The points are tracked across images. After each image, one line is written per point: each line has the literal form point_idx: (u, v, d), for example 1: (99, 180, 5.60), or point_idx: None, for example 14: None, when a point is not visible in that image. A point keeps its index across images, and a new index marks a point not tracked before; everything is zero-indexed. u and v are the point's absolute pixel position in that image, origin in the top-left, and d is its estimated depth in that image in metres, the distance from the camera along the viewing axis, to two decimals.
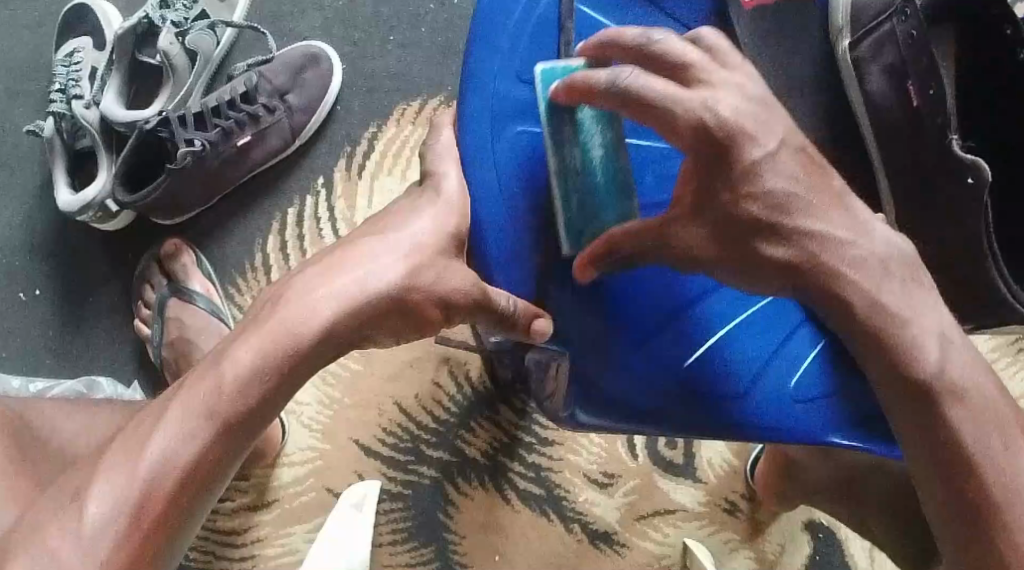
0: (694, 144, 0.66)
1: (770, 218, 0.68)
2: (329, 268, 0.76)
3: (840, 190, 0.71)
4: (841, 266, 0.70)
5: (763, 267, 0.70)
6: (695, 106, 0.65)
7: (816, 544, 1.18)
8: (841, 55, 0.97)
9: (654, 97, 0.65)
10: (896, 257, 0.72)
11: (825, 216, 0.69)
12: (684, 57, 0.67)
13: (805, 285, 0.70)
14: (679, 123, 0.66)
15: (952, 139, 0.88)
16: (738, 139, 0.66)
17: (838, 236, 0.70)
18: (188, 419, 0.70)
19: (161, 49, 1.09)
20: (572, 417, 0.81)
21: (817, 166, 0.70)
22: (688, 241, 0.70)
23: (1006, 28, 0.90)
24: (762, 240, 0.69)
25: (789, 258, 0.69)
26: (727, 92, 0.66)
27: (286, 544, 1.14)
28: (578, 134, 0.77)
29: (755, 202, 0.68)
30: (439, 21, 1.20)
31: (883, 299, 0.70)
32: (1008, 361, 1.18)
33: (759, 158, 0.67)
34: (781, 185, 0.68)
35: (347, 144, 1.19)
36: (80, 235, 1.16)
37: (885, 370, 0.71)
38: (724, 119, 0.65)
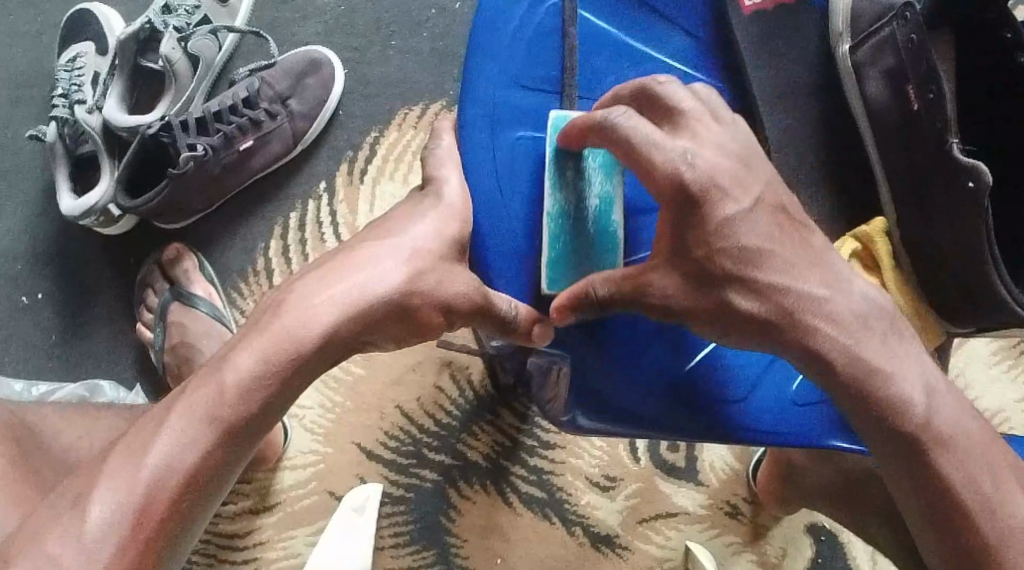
0: (666, 190, 0.70)
1: (743, 273, 0.70)
2: (331, 272, 0.76)
3: (820, 247, 0.72)
4: (815, 321, 0.71)
5: (738, 322, 0.71)
6: (673, 156, 0.69)
7: (818, 547, 1.17)
8: (842, 60, 0.98)
9: (636, 140, 0.70)
10: (877, 312, 0.72)
11: (796, 272, 0.71)
12: (680, 105, 0.72)
13: (781, 341, 0.71)
14: (655, 169, 0.70)
15: (952, 142, 0.86)
16: (713, 192, 0.69)
17: (813, 294, 0.71)
18: (190, 425, 0.70)
19: (163, 55, 1.10)
20: (571, 420, 0.82)
21: (794, 222, 0.72)
22: (663, 291, 0.72)
23: (1005, 32, 0.90)
24: (731, 291, 0.71)
25: (758, 313, 0.70)
26: (704, 146, 0.71)
27: (287, 547, 1.15)
28: (580, 180, 0.79)
29: (727, 258, 0.70)
30: (440, 26, 1.21)
31: (867, 340, 0.71)
32: (1011, 364, 1.18)
33: (732, 215, 0.70)
34: (753, 242, 0.70)
35: (348, 149, 1.19)
36: (83, 240, 1.16)
37: (853, 406, 0.71)
38: (698, 171, 0.69)
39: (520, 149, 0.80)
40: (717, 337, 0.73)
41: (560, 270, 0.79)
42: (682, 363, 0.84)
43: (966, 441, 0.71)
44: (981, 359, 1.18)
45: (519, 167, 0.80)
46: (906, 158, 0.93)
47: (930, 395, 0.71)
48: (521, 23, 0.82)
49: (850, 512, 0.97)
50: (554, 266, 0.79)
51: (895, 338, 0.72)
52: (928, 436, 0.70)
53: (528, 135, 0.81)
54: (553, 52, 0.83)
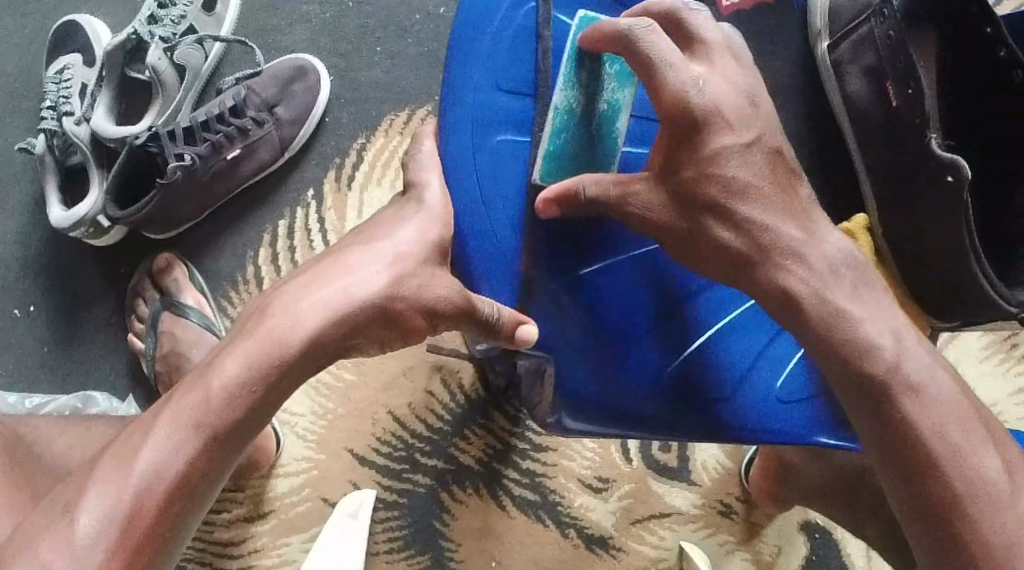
0: (668, 109, 0.71)
1: (725, 202, 0.72)
2: (315, 277, 0.76)
3: (806, 198, 0.73)
4: (785, 262, 0.71)
5: (704, 245, 0.73)
6: (684, 79, 0.70)
7: (813, 545, 1.18)
8: (821, 58, 0.96)
9: (654, 53, 0.70)
10: (848, 263, 0.72)
11: (778, 213, 0.72)
12: (704, 33, 0.73)
13: (744, 273, 0.72)
14: (664, 86, 0.70)
15: (930, 137, 0.87)
16: (710, 121, 0.71)
17: (790, 235, 0.72)
18: (177, 431, 0.71)
19: (150, 65, 1.10)
20: (558, 423, 0.82)
21: (788, 171, 0.73)
22: (644, 204, 0.74)
23: (986, 26, 0.90)
24: (712, 220, 0.72)
25: (734, 245, 0.72)
26: (719, 75, 0.72)
27: (282, 554, 1.15)
28: (594, 80, 0.80)
29: (714, 183, 0.71)
30: (425, 31, 1.21)
31: (838, 285, 0.71)
32: (1001, 358, 1.18)
33: (729, 146, 0.71)
34: (743, 175, 0.72)
35: (336, 156, 1.19)
36: (73, 251, 1.17)
37: (836, 375, 0.71)
38: (706, 97, 0.71)
39: (503, 152, 0.80)
40: (681, 255, 0.74)
41: (556, 166, 0.80)
42: (670, 362, 0.85)
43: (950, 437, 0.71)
44: (971, 353, 1.18)
45: (503, 171, 0.80)
46: (888, 156, 0.93)
47: (906, 352, 0.70)
48: (502, 22, 0.81)
49: (841, 507, 0.98)
50: (553, 160, 0.79)
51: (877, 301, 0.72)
52: (899, 385, 0.69)
53: (511, 138, 0.80)
54: (529, 56, 0.82)
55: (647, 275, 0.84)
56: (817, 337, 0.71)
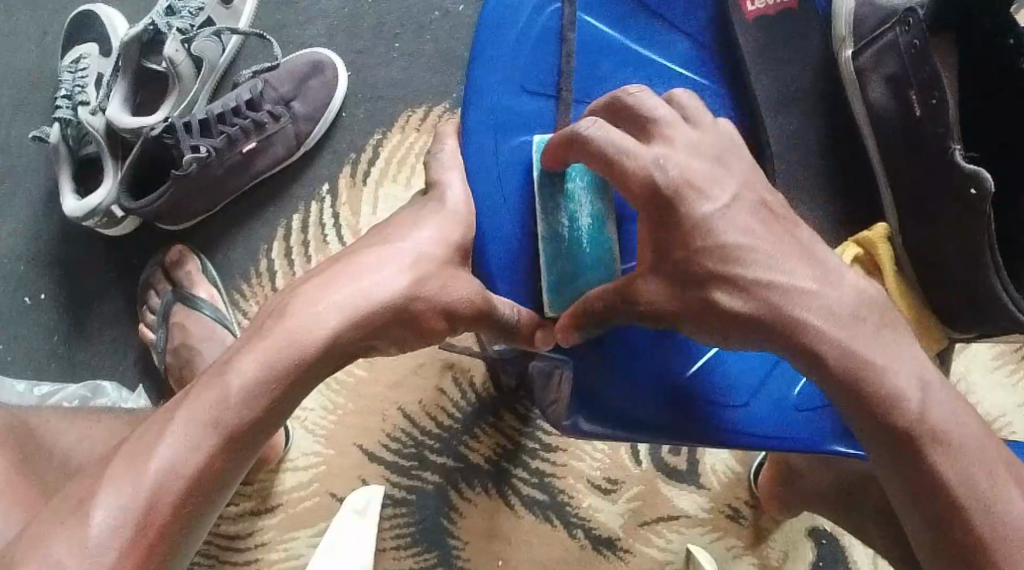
0: (638, 194, 0.69)
1: (722, 270, 0.68)
2: (334, 277, 0.76)
3: (807, 240, 0.69)
4: (804, 314, 0.67)
5: (721, 319, 0.69)
6: (647, 162, 0.69)
7: (819, 551, 1.17)
8: (845, 66, 0.96)
9: (608, 149, 0.69)
10: (866, 304, 0.68)
11: (785, 267, 0.68)
12: (653, 113, 0.72)
13: (765, 339, 0.68)
14: (629, 175, 0.69)
15: (954, 149, 0.87)
16: (683, 193, 0.68)
17: (801, 285, 0.68)
18: (193, 429, 0.70)
19: (167, 57, 1.09)
20: (573, 425, 0.82)
21: (780, 220, 0.69)
22: (651, 296, 0.71)
23: (1009, 38, 0.89)
24: (716, 289, 0.68)
25: (747, 310, 0.68)
26: (678, 150, 0.70)
27: (289, 548, 1.15)
28: (568, 203, 0.79)
29: (708, 257, 0.68)
30: (443, 29, 1.21)
31: (860, 332, 0.67)
32: (1013, 368, 1.18)
33: (709, 213, 0.68)
34: (736, 239, 0.68)
35: (351, 152, 1.19)
36: (86, 241, 1.17)
37: (865, 423, 0.68)
38: (672, 175, 0.68)
39: (525, 154, 0.81)
40: (713, 337, 0.70)
41: (561, 296, 0.79)
42: (683, 369, 0.85)
43: None
44: (983, 363, 1.18)
45: (524, 173, 0.80)
46: (908, 166, 0.92)
47: (930, 396, 0.67)
48: (525, 27, 0.82)
49: (850, 515, 0.98)
50: (555, 292, 0.79)
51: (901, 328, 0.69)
52: (923, 433, 0.66)
53: (532, 140, 0.81)
54: (551, 61, 0.83)
55: None
56: (850, 382, 0.67)
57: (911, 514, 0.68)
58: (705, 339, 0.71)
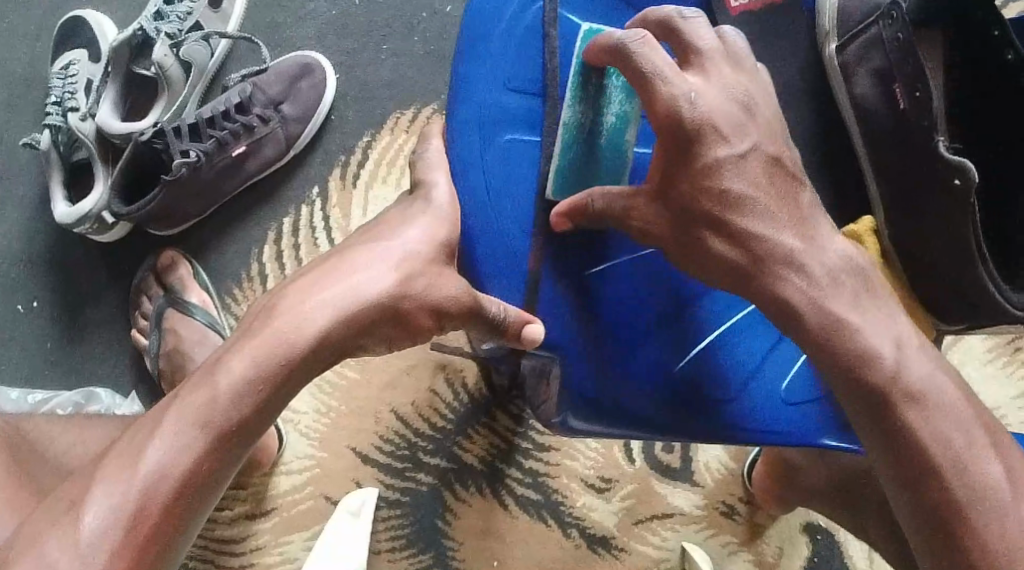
0: (662, 123, 0.70)
1: (722, 214, 0.70)
2: (322, 276, 0.76)
3: (804, 205, 0.71)
4: (785, 271, 0.70)
5: (707, 260, 0.71)
6: (679, 90, 0.69)
7: (815, 547, 1.18)
8: (830, 60, 0.96)
9: (646, 68, 0.69)
10: (850, 270, 0.70)
11: (776, 221, 0.70)
12: (701, 44, 0.71)
13: (744, 286, 0.71)
14: (659, 98, 0.69)
15: (939, 141, 0.88)
16: (704, 133, 0.69)
17: (789, 244, 0.70)
18: (183, 431, 0.70)
19: (156, 61, 1.10)
20: (563, 422, 0.82)
21: (786, 174, 0.71)
22: (646, 219, 0.73)
23: (993, 30, 0.91)
24: (709, 233, 0.70)
25: (733, 258, 0.70)
26: (713, 87, 0.70)
27: (284, 552, 1.15)
28: (600, 97, 0.79)
29: (709, 197, 0.70)
30: (432, 30, 1.21)
31: (834, 304, 0.69)
32: (1005, 360, 1.18)
33: (724, 157, 0.69)
34: (740, 186, 0.69)
35: (342, 153, 1.19)
36: (78, 247, 1.17)
37: (845, 383, 0.69)
38: (700, 110, 0.69)
39: (511, 152, 0.80)
40: (697, 275, 0.73)
41: (566, 182, 0.80)
42: (675, 362, 0.85)
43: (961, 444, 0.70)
44: (975, 356, 1.18)
45: (511, 170, 0.80)
46: (895, 159, 0.92)
47: (906, 365, 0.69)
48: (508, 26, 0.82)
49: (845, 509, 0.98)
50: (562, 177, 0.79)
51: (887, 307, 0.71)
52: (898, 394, 0.68)
53: (519, 137, 0.80)
54: (533, 59, 0.81)
55: (650, 281, 0.84)
56: None
57: (900, 503, 0.69)
58: (692, 275, 0.73)
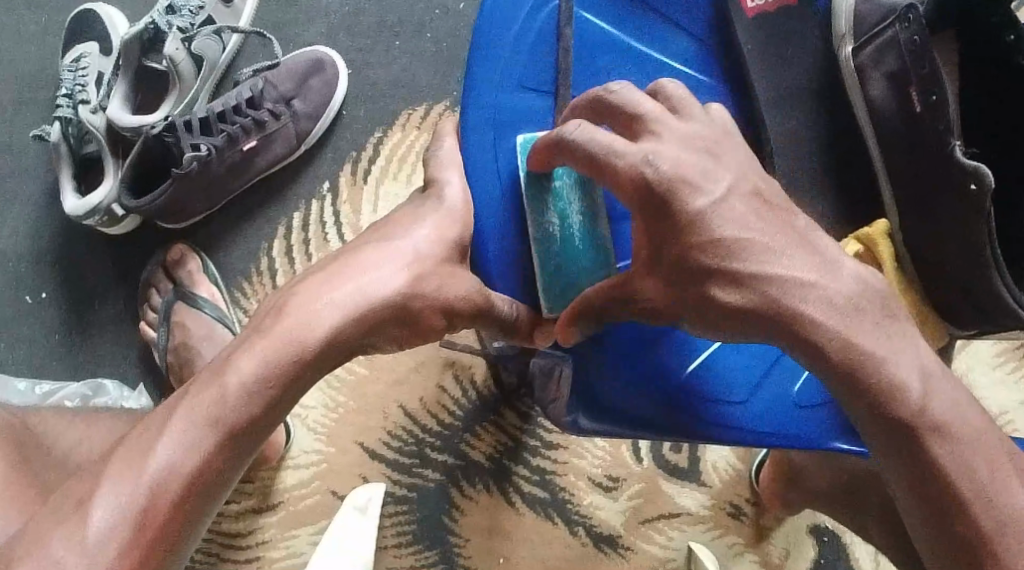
0: (631, 193, 0.67)
1: (721, 264, 0.64)
2: (333, 275, 0.76)
3: (803, 228, 0.66)
4: (802, 307, 0.64)
5: (716, 312, 0.66)
6: (637, 160, 0.67)
7: (821, 549, 1.17)
8: (846, 63, 0.96)
9: (596, 151, 0.68)
10: (869, 295, 0.65)
11: (784, 257, 0.64)
12: (637, 107, 0.69)
13: (768, 330, 0.65)
14: (624, 176, 0.67)
15: (954, 145, 0.87)
16: (677, 190, 0.65)
17: (801, 277, 0.64)
18: (193, 428, 0.70)
19: (168, 55, 1.09)
20: (573, 422, 0.82)
21: (776, 208, 0.66)
22: (649, 295, 0.70)
23: (1009, 34, 0.90)
24: (715, 282, 0.65)
25: (743, 305, 0.64)
26: (669, 144, 0.67)
27: (290, 546, 1.15)
28: (557, 203, 0.78)
29: (704, 251, 0.65)
30: (444, 27, 1.21)
31: (861, 329, 0.64)
32: (1015, 365, 1.18)
33: (705, 207, 0.65)
34: (732, 232, 0.64)
35: (352, 149, 1.19)
36: (88, 239, 1.17)
37: (869, 416, 0.65)
38: (664, 167, 0.66)
39: None
40: (710, 332, 0.68)
41: (559, 295, 0.79)
42: (683, 365, 0.84)
43: None
44: (985, 360, 1.18)
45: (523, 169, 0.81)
46: (908, 162, 0.92)
47: (940, 377, 0.67)
48: (523, 26, 0.82)
49: (853, 512, 0.98)
50: (551, 293, 0.78)
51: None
52: (923, 426, 0.64)
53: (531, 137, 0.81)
54: (549, 56, 0.83)
55: None
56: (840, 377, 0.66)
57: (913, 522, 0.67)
58: (704, 332, 0.68)
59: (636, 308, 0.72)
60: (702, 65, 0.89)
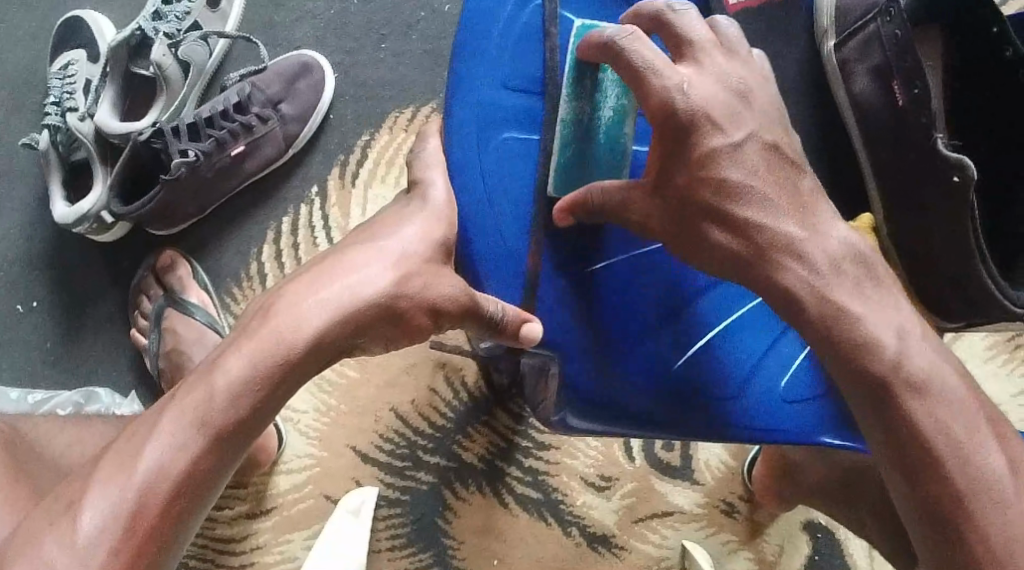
0: (656, 115, 0.70)
1: (721, 205, 0.69)
2: (318, 276, 0.76)
3: (806, 190, 0.70)
4: (785, 260, 0.69)
5: (707, 250, 0.71)
6: (671, 84, 0.69)
7: (815, 545, 1.17)
8: (828, 56, 0.96)
9: (638, 63, 0.69)
10: (853, 257, 0.70)
11: (778, 210, 0.69)
12: (690, 36, 0.71)
13: (749, 276, 0.70)
14: (653, 93, 0.69)
15: (937, 138, 0.88)
16: (700, 124, 0.69)
17: (789, 232, 0.69)
18: (181, 429, 0.70)
19: (154, 62, 1.10)
20: (562, 420, 0.82)
21: (787, 161, 0.70)
22: (647, 215, 0.72)
23: (992, 27, 0.90)
24: (709, 223, 0.70)
25: (735, 248, 0.70)
26: (705, 78, 0.70)
27: (284, 551, 1.15)
28: (595, 91, 0.79)
29: (708, 187, 0.69)
30: (431, 29, 1.21)
31: (833, 307, 0.68)
32: (1005, 358, 1.18)
33: (721, 146, 0.69)
34: (738, 175, 0.69)
35: (341, 152, 1.19)
36: (77, 246, 1.17)
37: (843, 376, 0.69)
38: (693, 100, 0.69)
39: (509, 152, 0.80)
40: (697, 263, 0.72)
41: (567, 178, 0.80)
42: (674, 360, 0.85)
43: None
44: (975, 354, 1.18)
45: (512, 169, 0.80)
46: (890, 151, 0.93)
47: (919, 367, 0.68)
48: (507, 22, 0.82)
49: (845, 506, 0.98)
50: (563, 173, 0.79)
51: (893, 299, 0.70)
52: (902, 389, 0.68)
53: (517, 136, 0.81)
54: (535, 54, 0.82)
55: (649, 281, 0.84)
56: None
57: None
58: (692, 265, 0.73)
59: (629, 220, 0.73)
60: None
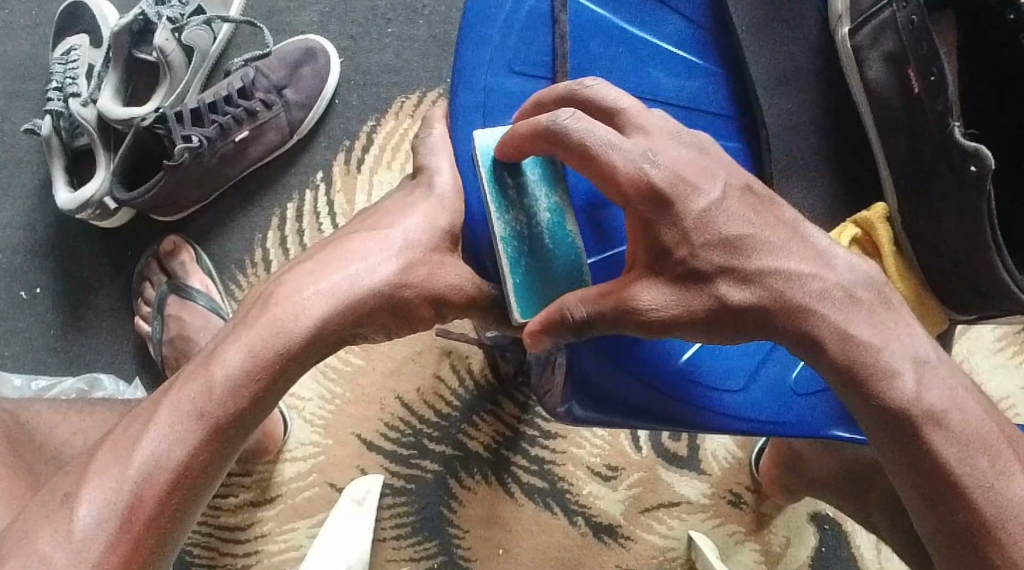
0: (631, 197, 0.67)
1: (732, 262, 0.68)
2: (323, 264, 0.75)
3: (793, 219, 0.70)
4: (813, 302, 0.69)
5: (728, 315, 0.68)
6: (634, 158, 0.67)
7: (822, 536, 1.17)
8: (841, 44, 0.97)
9: (595, 144, 0.67)
10: (863, 282, 0.71)
11: (786, 251, 0.69)
12: (618, 103, 0.70)
13: (767, 325, 0.69)
14: (620, 168, 0.66)
15: (953, 126, 0.87)
16: (681, 186, 0.67)
17: (800, 271, 0.69)
18: (178, 423, 0.69)
19: (157, 46, 1.09)
20: (568, 411, 0.81)
21: (761, 198, 0.70)
22: (654, 301, 0.68)
23: (1009, 13, 0.89)
24: (724, 284, 0.68)
25: (753, 300, 0.68)
26: (663, 144, 0.68)
27: (289, 539, 1.14)
28: (524, 199, 0.74)
29: (713, 251, 0.67)
30: (437, 13, 1.20)
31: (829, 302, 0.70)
32: (1016, 349, 1.16)
33: (707, 206, 0.67)
34: (735, 230, 0.68)
35: (346, 138, 1.18)
36: (80, 235, 1.16)
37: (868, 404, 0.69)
38: (664, 168, 0.67)
39: None
40: (710, 338, 0.69)
41: (530, 301, 0.74)
42: (678, 355, 0.84)
43: (954, 434, 0.70)
44: (985, 346, 1.16)
45: None
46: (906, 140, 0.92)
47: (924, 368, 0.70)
48: (513, 8, 0.82)
49: (855, 503, 0.98)
50: (525, 295, 0.73)
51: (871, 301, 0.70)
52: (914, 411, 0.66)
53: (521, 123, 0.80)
54: (547, 35, 0.83)
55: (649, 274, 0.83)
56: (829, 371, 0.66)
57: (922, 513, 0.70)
58: (712, 340, 0.69)
59: (632, 313, 0.68)
60: (698, 47, 0.89)
